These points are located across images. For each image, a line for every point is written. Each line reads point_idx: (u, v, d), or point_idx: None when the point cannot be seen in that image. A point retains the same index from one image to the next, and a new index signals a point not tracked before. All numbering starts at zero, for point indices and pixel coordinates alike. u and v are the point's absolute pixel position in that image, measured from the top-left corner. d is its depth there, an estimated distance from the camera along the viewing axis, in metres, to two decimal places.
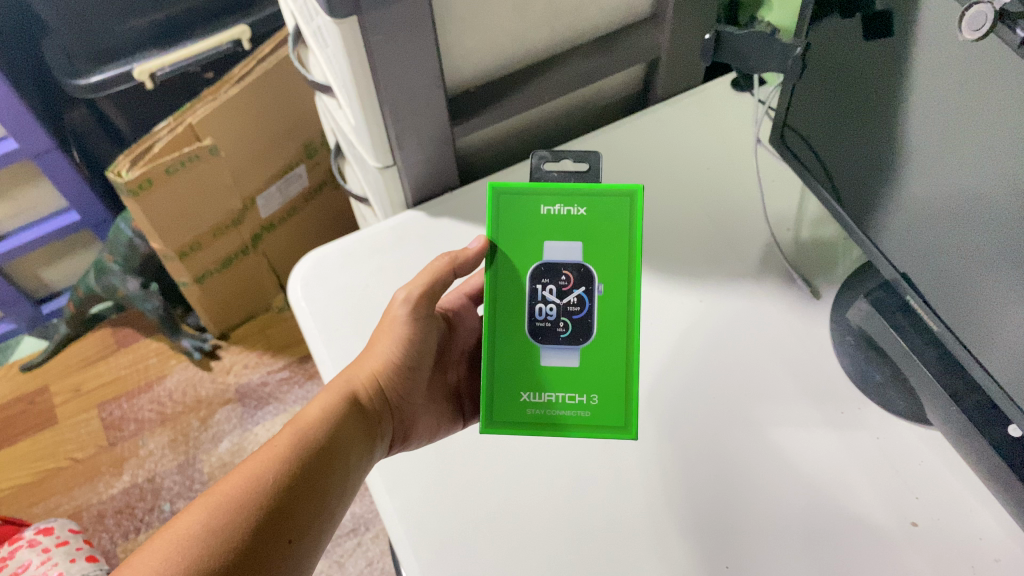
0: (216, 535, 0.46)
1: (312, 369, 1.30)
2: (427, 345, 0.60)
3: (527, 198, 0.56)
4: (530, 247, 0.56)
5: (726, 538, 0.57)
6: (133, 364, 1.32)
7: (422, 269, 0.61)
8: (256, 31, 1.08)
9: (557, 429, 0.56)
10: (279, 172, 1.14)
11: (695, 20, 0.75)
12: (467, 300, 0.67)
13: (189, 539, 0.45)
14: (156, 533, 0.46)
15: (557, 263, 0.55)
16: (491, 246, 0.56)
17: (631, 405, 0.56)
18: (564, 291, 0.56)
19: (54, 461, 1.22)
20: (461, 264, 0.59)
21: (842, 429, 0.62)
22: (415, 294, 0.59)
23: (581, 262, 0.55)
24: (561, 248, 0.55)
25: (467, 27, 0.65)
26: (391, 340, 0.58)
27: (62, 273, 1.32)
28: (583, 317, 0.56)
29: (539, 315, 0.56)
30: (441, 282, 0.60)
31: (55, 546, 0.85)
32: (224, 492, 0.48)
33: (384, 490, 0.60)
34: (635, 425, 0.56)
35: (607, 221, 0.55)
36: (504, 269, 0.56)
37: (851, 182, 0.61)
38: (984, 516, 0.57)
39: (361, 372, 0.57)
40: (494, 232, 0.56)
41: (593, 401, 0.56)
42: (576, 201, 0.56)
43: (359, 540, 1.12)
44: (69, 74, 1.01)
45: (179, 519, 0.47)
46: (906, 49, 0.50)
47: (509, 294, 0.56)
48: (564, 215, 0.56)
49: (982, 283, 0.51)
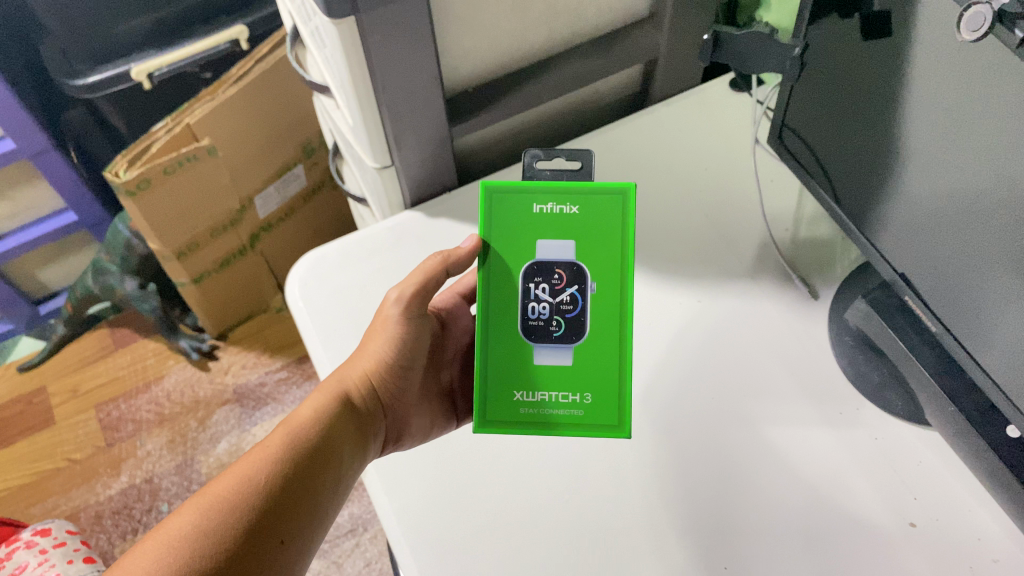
0: (208, 537, 0.45)
1: (310, 369, 1.30)
2: (420, 344, 0.60)
3: (520, 196, 0.56)
4: (523, 246, 0.56)
5: (722, 538, 0.57)
6: (131, 364, 1.32)
7: (414, 268, 0.60)
8: (254, 31, 1.07)
9: (552, 428, 0.56)
10: (276, 173, 1.13)
11: (694, 20, 0.75)
12: (461, 299, 0.67)
13: (181, 541, 0.45)
14: (147, 534, 0.46)
15: (550, 262, 0.55)
16: (484, 245, 0.56)
17: (624, 404, 0.56)
18: (558, 290, 0.56)
19: (51, 461, 1.22)
20: (454, 263, 0.58)
21: (839, 428, 0.62)
22: (408, 294, 0.58)
23: (574, 261, 0.55)
24: (553, 246, 0.55)
25: (466, 27, 0.65)
26: (384, 339, 0.58)
27: (60, 273, 1.32)
28: (576, 316, 0.56)
29: (532, 313, 0.56)
30: (434, 281, 0.59)
31: (52, 547, 0.85)
32: (216, 492, 0.48)
33: (382, 490, 0.60)
34: (628, 424, 0.56)
35: (600, 219, 0.55)
36: (497, 268, 0.56)
37: (848, 182, 0.61)
38: (982, 515, 0.57)
39: (353, 371, 0.57)
40: (487, 231, 0.56)
41: (587, 400, 0.56)
42: (569, 200, 0.55)
43: (357, 541, 1.12)
44: (66, 74, 1.01)
45: (171, 521, 0.46)
46: (905, 48, 0.50)
47: (502, 293, 0.56)
48: (557, 213, 0.55)
49: (980, 283, 0.51)
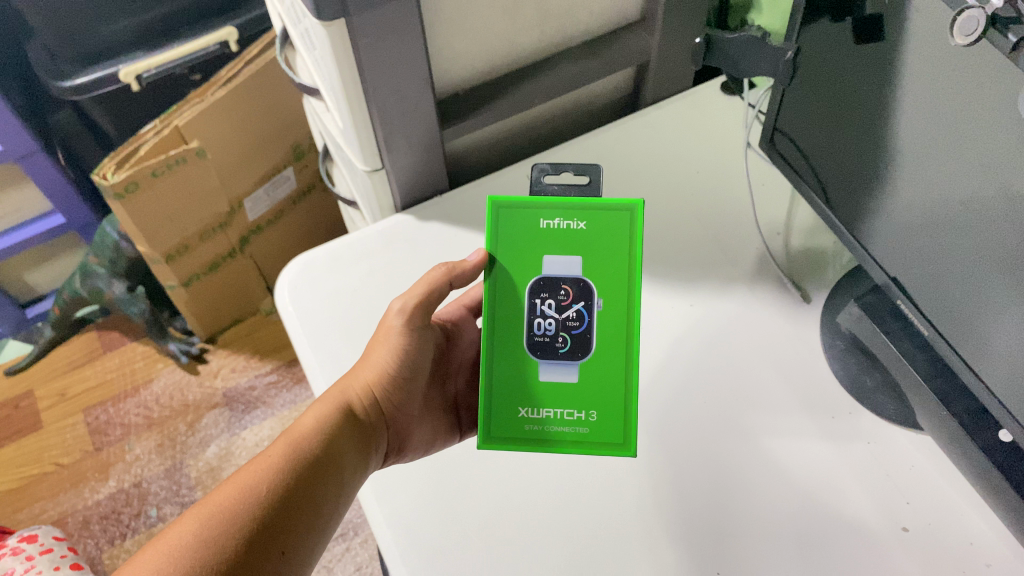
0: (208, 547, 0.45)
1: (300, 372, 1.29)
2: (423, 356, 0.60)
3: (527, 211, 0.55)
4: (530, 261, 0.55)
5: (717, 546, 0.57)
6: (120, 368, 1.30)
7: (419, 279, 0.60)
8: (244, 32, 1.06)
9: (555, 445, 0.55)
10: (266, 175, 1.13)
11: (685, 24, 0.75)
12: (467, 312, 0.67)
13: (181, 551, 0.44)
14: (148, 544, 0.45)
15: (556, 277, 0.55)
16: (490, 258, 0.55)
17: (630, 422, 0.55)
18: (564, 306, 0.55)
19: (38, 466, 1.20)
20: (458, 276, 0.58)
21: (835, 439, 0.61)
22: (410, 305, 0.58)
23: (581, 277, 0.55)
24: (561, 262, 0.55)
25: (457, 30, 0.65)
26: (387, 350, 0.57)
27: (46, 276, 1.30)
28: (582, 332, 0.55)
29: (537, 329, 0.55)
30: (437, 293, 0.59)
31: (39, 554, 0.83)
32: (217, 502, 0.47)
33: (372, 498, 0.59)
34: (633, 443, 0.55)
35: (608, 236, 0.55)
36: (503, 282, 0.55)
37: (842, 188, 0.61)
38: (974, 519, 0.57)
39: (356, 382, 0.56)
40: (494, 246, 0.55)
41: (592, 417, 0.55)
42: (577, 215, 0.55)
43: (348, 545, 1.11)
44: (53, 74, 1.00)
45: (170, 531, 0.46)
46: (896, 53, 0.50)
47: (508, 307, 0.55)
48: (565, 228, 0.55)
49: (975, 290, 0.51)
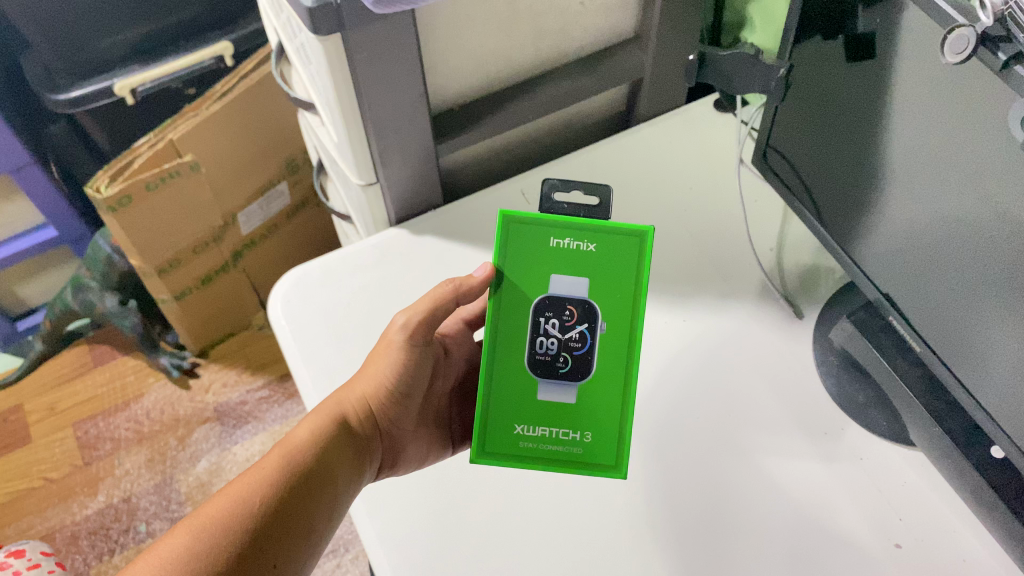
0: (197, 560, 0.44)
1: (291, 388, 1.28)
2: (422, 372, 0.59)
3: (539, 228, 0.54)
4: (536, 278, 0.55)
5: (707, 559, 0.56)
6: (111, 382, 1.29)
7: (425, 293, 0.59)
8: (240, 47, 1.07)
9: (551, 464, 0.55)
10: (261, 189, 1.12)
11: (678, 41, 0.76)
12: (465, 327, 0.66)
13: (172, 565, 0.44)
14: (138, 556, 0.45)
15: (562, 297, 0.54)
16: (497, 274, 0.54)
17: (624, 446, 0.55)
18: (567, 326, 0.55)
19: (26, 481, 1.19)
20: (464, 293, 0.57)
21: (828, 458, 0.61)
22: (414, 321, 0.57)
23: (586, 298, 0.55)
24: (567, 282, 0.54)
25: (452, 46, 0.65)
26: (386, 365, 0.56)
27: (39, 289, 1.29)
28: (583, 353, 0.55)
29: (539, 347, 0.55)
30: (442, 311, 0.58)
31: (26, 569, 0.82)
32: (209, 514, 0.46)
33: (364, 513, 0.59)
34: (626, 466, 0.55)
35: (616, 260, 0.54)
36: (508, 301, 0.55)
37: (834, 203, 0.61)
38: (966, 536, 0.57)
39: (351, 395, 0.55)
40: (500, 260, 0.55)
41: (587, 438, 0.55)
42: (587, 237, 0.54)
43: (338, 562, 1.10)
44: (48, 88, 1.01)
45: (161, 545, 0.45)
46: (887, 75, 0.51)
47: (510, 323, 0.55)
48: (574, 249, 0.54)
49: (970, 308, 0.51)
